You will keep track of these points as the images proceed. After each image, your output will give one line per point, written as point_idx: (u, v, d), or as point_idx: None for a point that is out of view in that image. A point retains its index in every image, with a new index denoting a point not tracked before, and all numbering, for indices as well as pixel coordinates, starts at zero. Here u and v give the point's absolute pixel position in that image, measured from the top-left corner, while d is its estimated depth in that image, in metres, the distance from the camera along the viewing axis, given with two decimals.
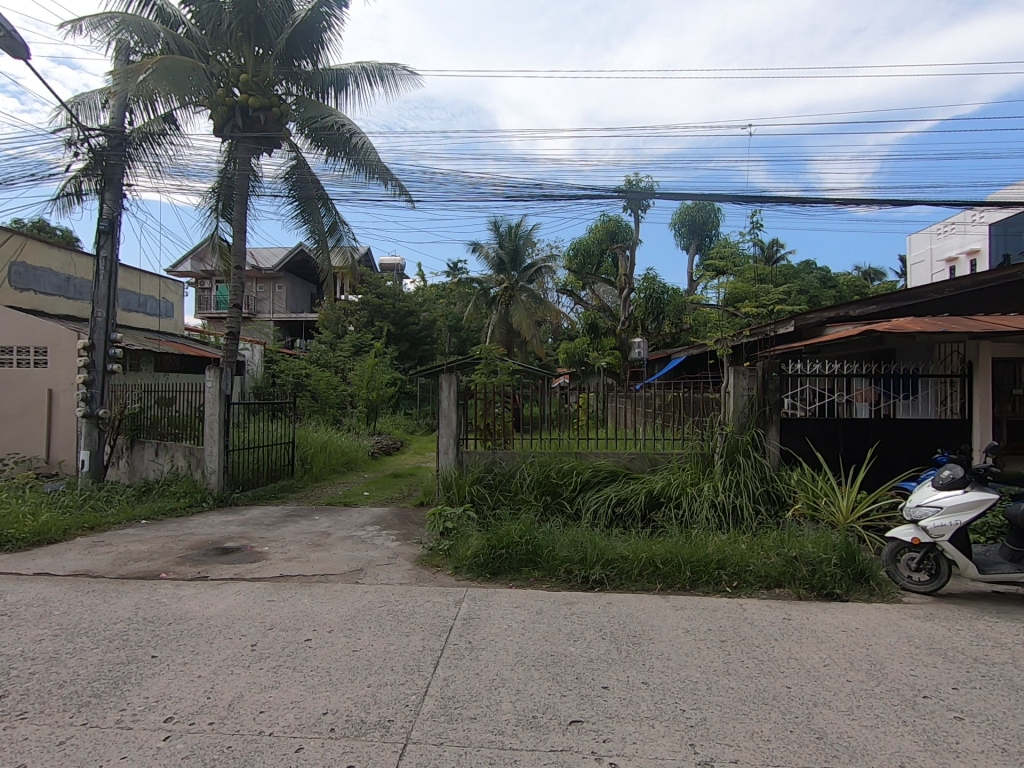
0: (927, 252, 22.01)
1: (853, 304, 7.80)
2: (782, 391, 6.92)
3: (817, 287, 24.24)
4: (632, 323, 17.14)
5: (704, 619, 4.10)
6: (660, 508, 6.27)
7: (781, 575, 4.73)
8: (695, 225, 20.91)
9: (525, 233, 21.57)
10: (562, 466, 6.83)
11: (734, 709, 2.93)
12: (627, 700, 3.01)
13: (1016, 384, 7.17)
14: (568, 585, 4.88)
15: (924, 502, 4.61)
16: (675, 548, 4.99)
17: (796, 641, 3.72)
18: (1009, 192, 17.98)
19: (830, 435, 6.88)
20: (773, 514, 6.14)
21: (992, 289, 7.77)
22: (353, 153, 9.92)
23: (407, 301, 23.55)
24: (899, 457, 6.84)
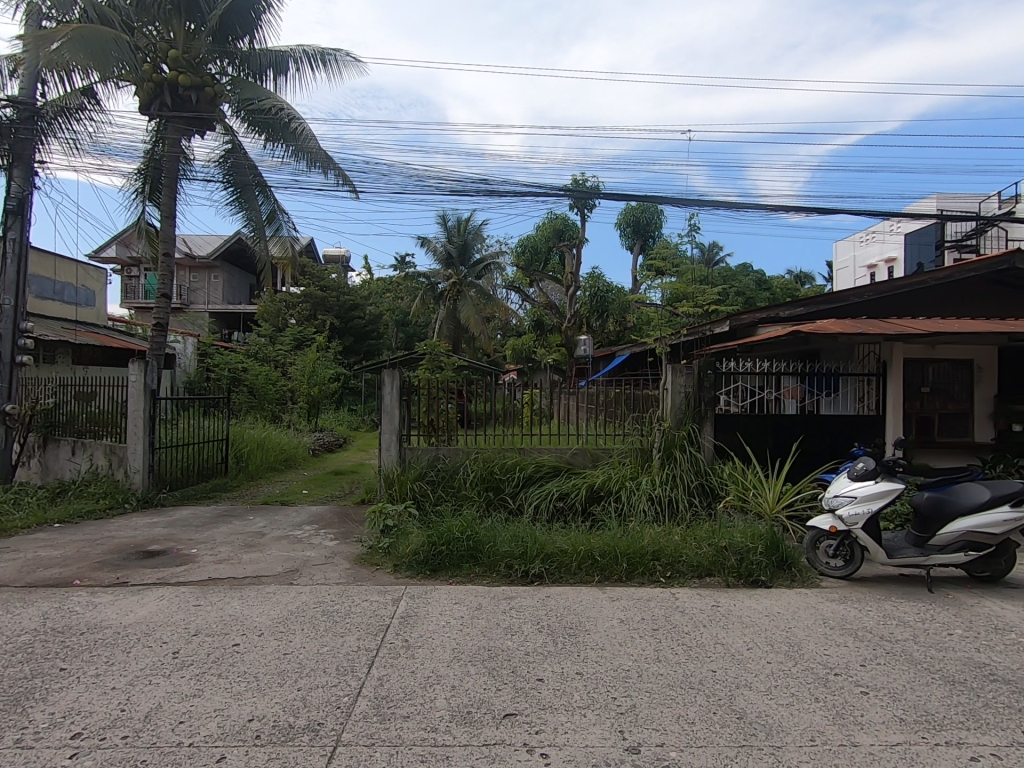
0: (851, 258, 23.40)
1: (783, 305, 8.21)
2: (716, 388, 7.23)
3: (752, 290, 25.37)
4: (577, 321, 17.39)
5: (638, 608, 4.23)
6: (600, 501, 6.41)
7: (711, 564, 4.93)
8: (639, 226, 21.42)
9: (474, 228, 21.50)
10: (505, 462, 6.86)
11: (663, 695, 3.04)
12: (560, 691, 3.07)
13: (924, 382, 7.77)
14: (508, 580, 4.91)
15: (840, 492, 4.92)
16: (612, 541, 5.10)
17: (723, 627, 3.90)
18: (923, 205, 19.41)
19: (759, 430, 7.24)
20: (706, 506, 6.39)
21: (906, 294, 8.37)
22: (293, 139, 9.54)
23: (352, 294, 22.94)
24: (821, 451, 7.27)
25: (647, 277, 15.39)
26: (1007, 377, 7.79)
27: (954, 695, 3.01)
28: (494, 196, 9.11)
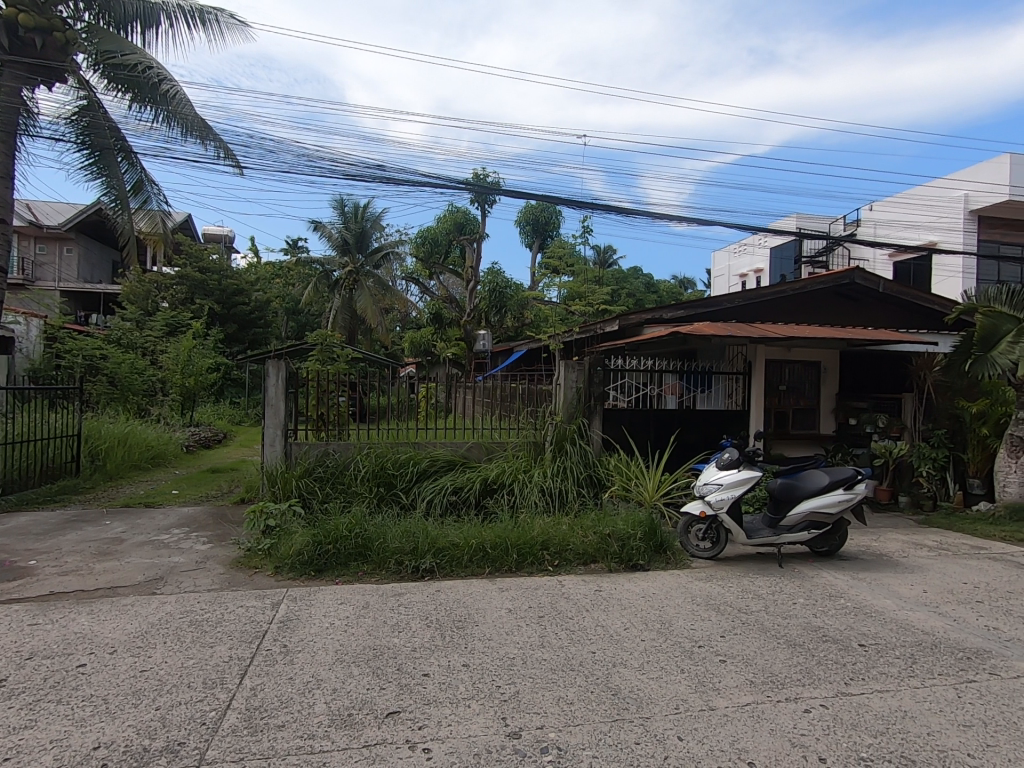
0: (725, 268, 25.64)
1: (666, 308, 8.81)
2: (605, 384, 7.59)
3: (642, 292, 26.97)
4: (476, 315, 17.45)
5: (526, 597, 4.34)
6: (493, 494, 6.48)
7: (595, 551, 5.18)
8: (538, 225, 21.91)
9: (372, 216, 20.81)
10: (398, 457, 6.72)
11: (545, 679, 3.14)
12: (445, 684, 3.07)
13: (781, 381, 8.71)
14: (398, 576, 4.83)
15: (709, 479, 5.41)
16: (503, 533, 5.19)
17: (604, 610, 4.12)
18: (785, 222, 21.72)
19: (642, 424, 7.73)
20: (593, 496, 6.71)
21: (770, 301, 9.32)
22: (163, 103, 8.62)
23: (236, 278, 21.22)
24: (695, 443, 7.91)
25: (546, 275, 15.69)
26: (846, 377, 8.94)
27: (795, 656, 3.41)
28: (391, 184, 8.85)
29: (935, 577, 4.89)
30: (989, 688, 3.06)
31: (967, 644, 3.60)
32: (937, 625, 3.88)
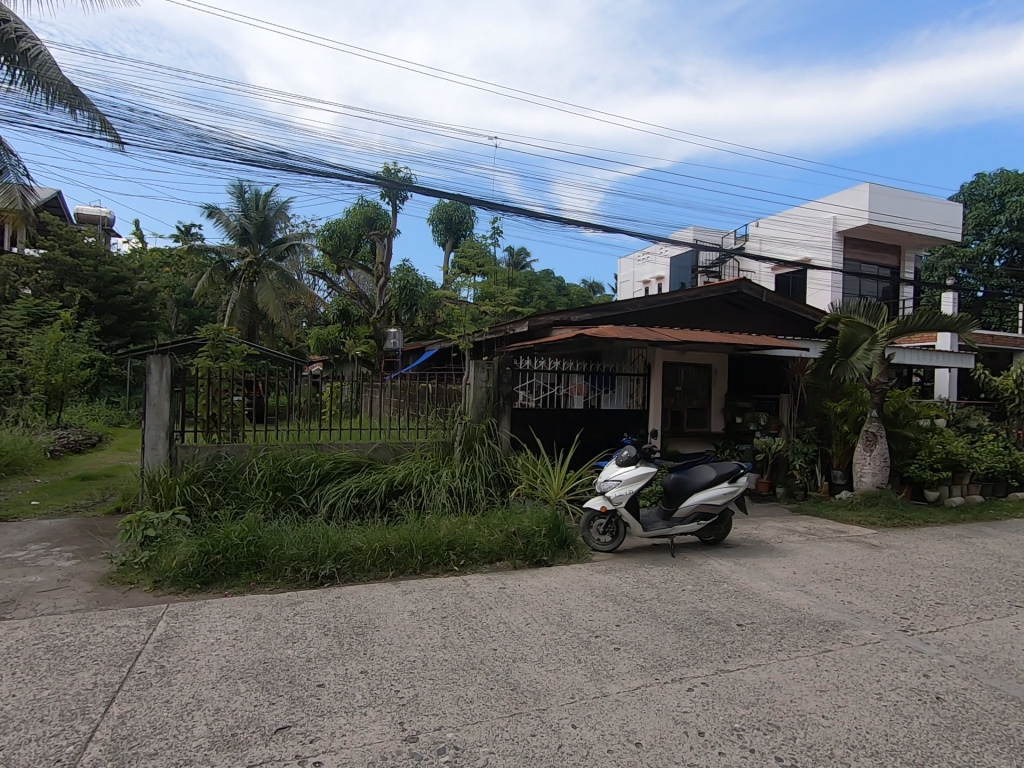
0: (630, 274, 26.95)
1: (573, 311, 9.11)
2: (514, 384, 7.71)
3: (553, 295, 27.66)
4: (387, 313, 17.02)
5: (430, 598, 4.30)
6: (399, 496, 6.36)
7: (501, 549, 5.23)
8: (451, 223, 21.79)
9: (276, 205, 19.66)
10: (299, 459, 6.40)
11: (445, 679, 3.13)
12: (341, 693, 2.96)
13: (677, 382, 9.30)
14: (295, 584, 4.60)
15: (610, 475, 5.65)
16: (408, 535, 5.09)
17: (506, 607, 4.17)
18: (684, 234, 23.21)
19: (549, 423, 7.92)
20: (500, 494, 6.78)
21: (668, 307, 9.92)
22: (23, 63, 7.61)
23: (116, 264, 19.21)
24: (598, 441, 8.24)
25: (459, 274, 15.60)
26: (733, 379, 9.71)
27: (682, 639, 3.65)
28: (294, 172, 8.41)
29: (803, 560, 5.43)
30: (842, 655, 3.45)
31: (826, 618, 4.04)
32: (803, 603, 4.31)
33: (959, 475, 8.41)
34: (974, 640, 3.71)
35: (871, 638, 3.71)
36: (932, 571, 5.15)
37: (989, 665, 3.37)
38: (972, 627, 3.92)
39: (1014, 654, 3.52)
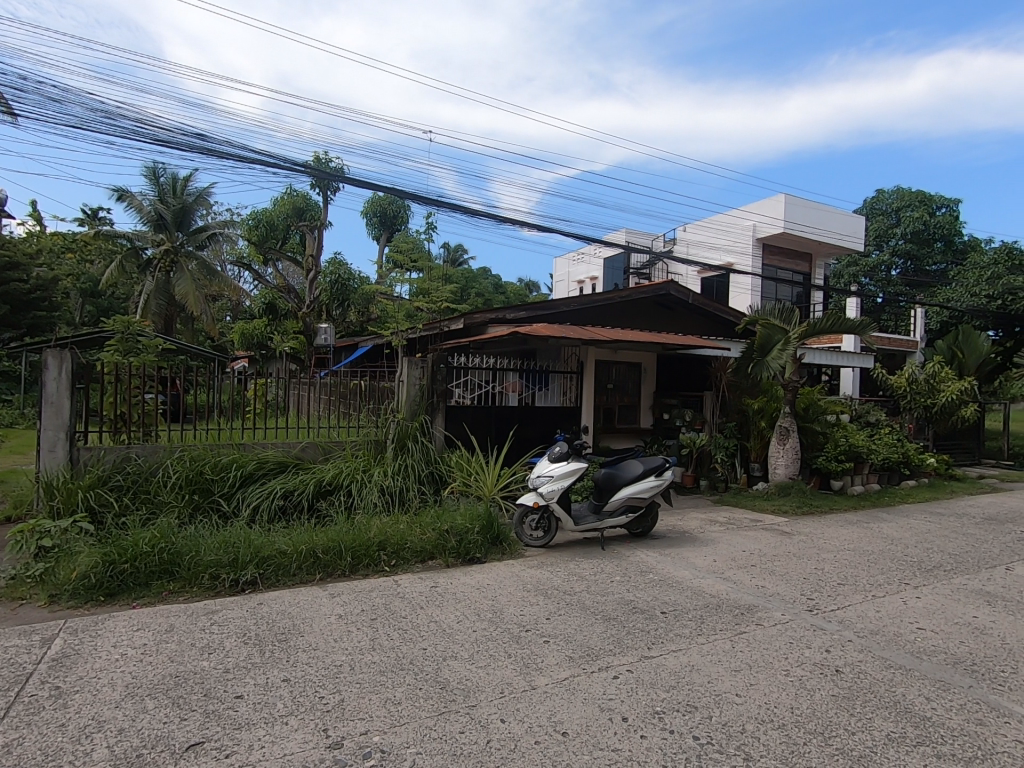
0: (565, 274, 27.40)
1: (508, 308, 9.16)
2: (448, 381, 7.66)
3: (489, 293, 27.69)
4: (317, 308, 16.35)
5: (359, 601, 4.19)
6: (328, 496, 6.16)
7: (433, 547, 5.18)
8: (385, 217, 21.31)
9: (195, 191, 18.44)
10: (219, 460, 6.06)
11: (372, 682, 3.06)
12: (261, 704, 2.83)
13: (609, 380, 9.56)
14: (212, 592, 4.34)
15: (542, 471, 5.72)
16: (337, 536, 4.94)
17: (438, 606, 4.13)
18: (617, 236, 23.86)
19: (483, 420, 7.92)
20: (433, 492, 6.70)
21: (600, 307, 10.17)
22: None
23: (8, 248, 17.39)
24: (531, 437, 8.33)
25: (393, 269, 15.30)
26: (661, 377, 10.10)
27: (609, 629, 3.75)
28: (214, 156, 7.93)
29: (723, 548, 5.74)
30: (755, 636, 3.67)
31: (742, 602, 4.28)
32: (721, 589, 4.55)
33: (860, 466, 9.17)
34: (870, 615, 4.05)
35: (781, 619, 3.97)
36: (835, 554, 5.59)
37: (882, 637, 3.69)
38: (867, 604, 4.29)
39: (902, 627, 3.88)
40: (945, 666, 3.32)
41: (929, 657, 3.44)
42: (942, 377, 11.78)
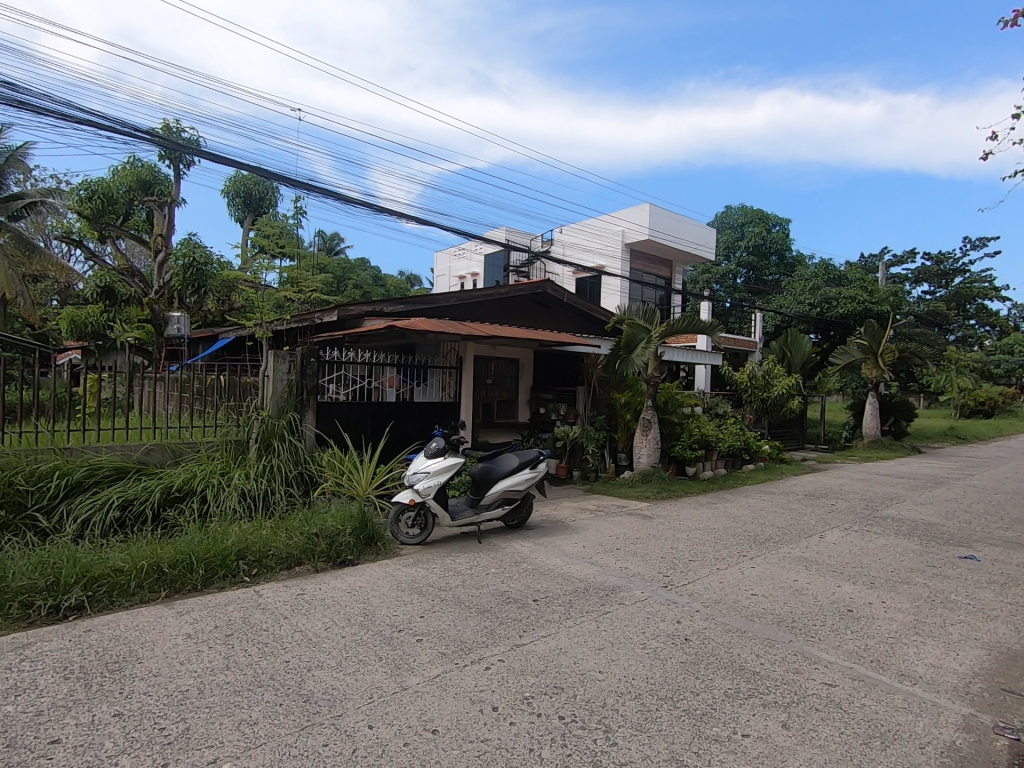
0: (445, 270, 27.29)
1: (385, 302, 8.93)
2: (319, 376, 7.25)
3: (368, 285, 26.76)
4: (167, 293, 14.57)
5: (213, 616, 3.82)
6: (178, 503, 5.53)
7: (301, 552, 4.88)
8: (250, 198, 19.65)
9: (7, 151, 15.59)
10: (37, 468, 5.18)
11: (224, 705, 2.80)
12: (85, 746, 2.47)
13: (487, 375, 9.70)
14: (24, 623, 3.68)
15: (418, 468, 5.65)
16: (187, 547, 4.47)
17: (304, 615, 3.89)
18: (497, 234, 24.29)
19: (358, 417, 7.61)
20: (302, 494, 6.29)
21: (479, 303, 10.24)
22: None
23: None
24: (408, 433, 8.17)
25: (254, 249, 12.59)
26: (538, 372, 10.44)
27: (482, 622, 3.79)
28: (30, 110, 6.73)
29: (591, 534, 6.08)
30: (618, 615, 3.93)
31: (606, 584, 4.56)
32: (589, 573, 4.81)
33: (710, 453, 10.21)
34: (714, 587, 4.53)
35: (640, 597, 4.29)
36: (688, 534, 6.17)
37: (723, 605, 4.14)
38: (712, 576, 4.79)
39: (739, 594, 4.38)
40: (771, 625, 3.81)
41: (760, 619, 3.92)
42: (775, 373, 13.58)
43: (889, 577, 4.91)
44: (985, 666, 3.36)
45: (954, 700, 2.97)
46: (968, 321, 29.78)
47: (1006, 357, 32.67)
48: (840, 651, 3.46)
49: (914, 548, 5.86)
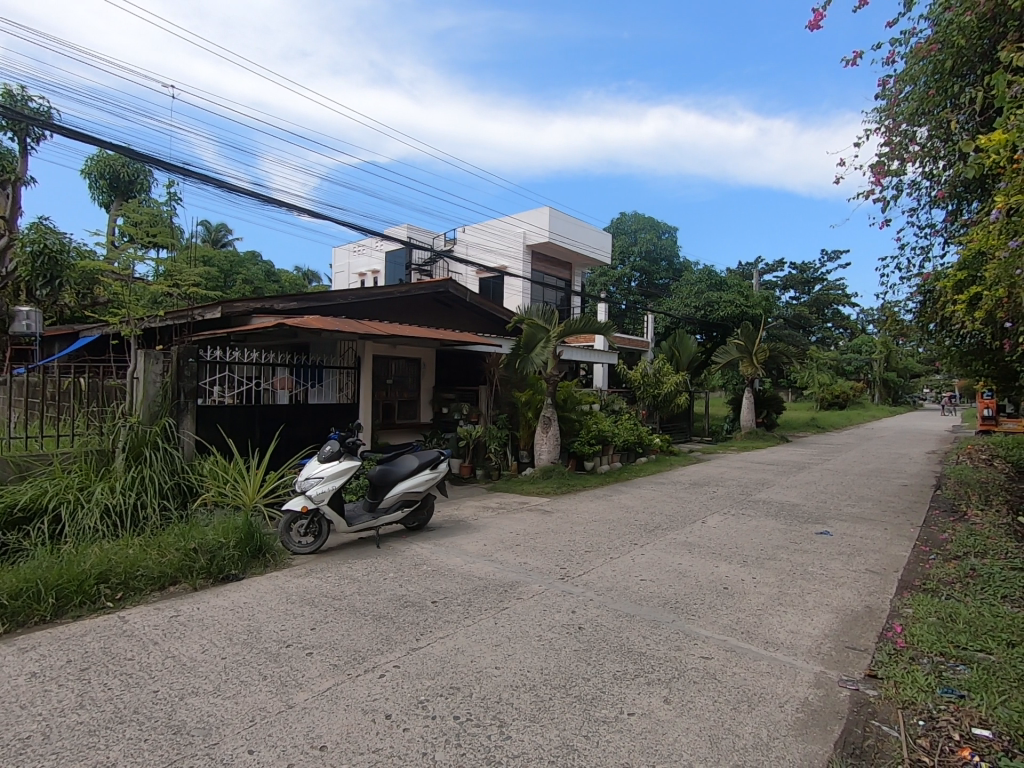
0: (344, 266, 26.23)
1: (276, 298, 8.42)
2: (199, 377, 6.65)
3: (260, 279, 25.09)
4: (12, 285, 12.69)
5: (66, 650, 3.39)
6: (23, 526, 4.85)
7: (176, 571, 4.46)
8: (118, 181, 17.66)
9: None
10: None
11: (77, 748, 2.49)
12: None
13: (387, 375, 9.46)
14: None
15: (311, 473, 5.38)
16: (34, 574, 3.93)
17: (179, 638, 3.56)
18: (399, 231, 23.80)
19: (245, 421, 7.09)
20: (179, 507, 5.74)
21: (379, 301, 9.95)
22: None
23: None
24: (302, 437, 7.75)
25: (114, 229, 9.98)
26: (440, 372, 10.36)
27: (377, 628, 3.68)
28: None
29: (493, 532, 6.13)
30: (515, 609, 3.99)
31: (505, 580, 4.62)
32: (489, 570, 4.85)
33: (607, 448, 10.70)
34: (606, 575, 4.74)
35: (537, 590, 4.39)
36: (585, 526, 6.41)
37: (614, 592, 4.35)
38: (605, 565, 5.02)
39: (630, 581, 4.62)
40: (657, 607, 4.06)
41: (647, 602, 4.16)
42: (664, 372, 14.54)
43: (758, 554, 5.43)
44: (833, 627, 3.81)
45: (808, 660, 3.33)
46: (826, 324, 33.66)
47: (856, 356, 37.37)
48: (716, 626, 3.76)
49: (780, 527, 6.53)
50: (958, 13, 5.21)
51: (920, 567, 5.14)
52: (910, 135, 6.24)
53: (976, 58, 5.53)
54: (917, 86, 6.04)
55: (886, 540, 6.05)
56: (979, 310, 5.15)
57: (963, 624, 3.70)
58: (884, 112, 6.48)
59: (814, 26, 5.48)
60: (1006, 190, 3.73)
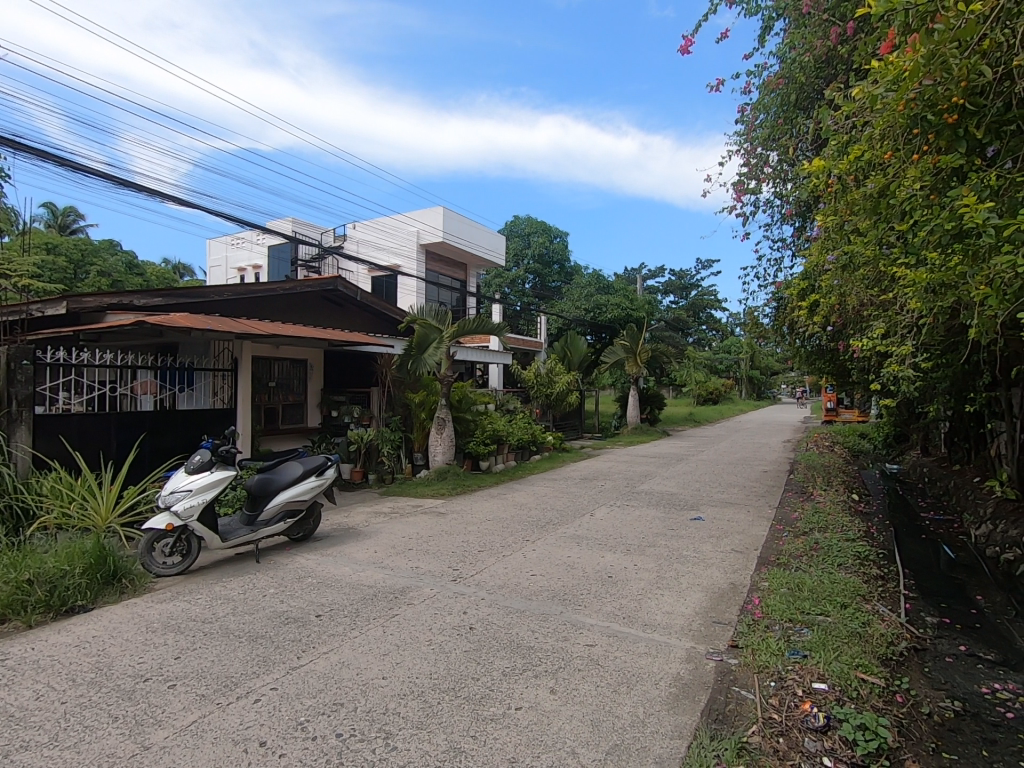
0: (221, 259, 24.20)
1: (135, 293, 7.57)
2: (37, 382, 5.79)
3: (121, 271, 22.43)
4: None
5: None
6: None
7: (4, 608, 3.85)
8: None
9: None
10: None
11: None
12: None
13: (270, 378, 8.90)
14: None
15: (177, 487, 4.88)
16: None
17: (7, 686, 3.06)
18: (283, 225, 22.42)
19: (96, 432, 6.29)
20: (11, 534, 4.96)
21: (259, 299, 9.29)
22: None
23: None
24: (169, 447, 7.03)
25: None
26: (329, 374, 9.97)
27: (254, 650, 3.43)
28: None
29: (384, 538, 5.96)
30: (405, 616, 3.90)
31: (396, 586, 4.50)
32: (378, 578, 4.70)
33: (502, 447, 10.84)
34: (498, 573, 4.78)
35: (429, 594, 4.32)
36: (479, 526, 6.44)
37: (505, 589, 4.41)
38: (498, 563, 5.07)
39: (520, 577, 4.70)
40: (545, 601, 4.17)
41: (536, 596, 4.27)
42: (556, 371, 15.02)
43: (640, 543, 5.77)
44: (703, 605, 4.15)
45: (681, 638, 3.60)
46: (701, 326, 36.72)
47: (726, 356, 41.17)
48: (600, 614, 3.94)
49: (660, 515, 7.00)
50: (800, 53, 5.86)
51: (776, 544, 5.77)
52: (764, 158, 7.02)
53: (814, 94, 6.30)
54: (768, 115, 6.76)
55: (748, 522, 6.71)
56: (817, 315, 5.88)
57: (808, 592, 4.20)
58: (743, 135, 7.20)
59: (683, 50, 5.95)
60: (827, 212, 4.30)
